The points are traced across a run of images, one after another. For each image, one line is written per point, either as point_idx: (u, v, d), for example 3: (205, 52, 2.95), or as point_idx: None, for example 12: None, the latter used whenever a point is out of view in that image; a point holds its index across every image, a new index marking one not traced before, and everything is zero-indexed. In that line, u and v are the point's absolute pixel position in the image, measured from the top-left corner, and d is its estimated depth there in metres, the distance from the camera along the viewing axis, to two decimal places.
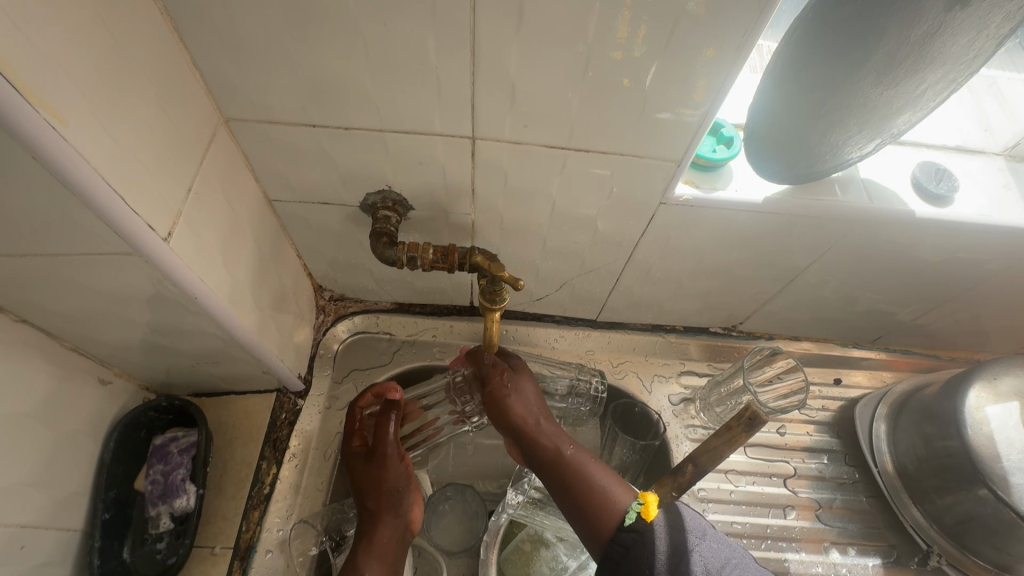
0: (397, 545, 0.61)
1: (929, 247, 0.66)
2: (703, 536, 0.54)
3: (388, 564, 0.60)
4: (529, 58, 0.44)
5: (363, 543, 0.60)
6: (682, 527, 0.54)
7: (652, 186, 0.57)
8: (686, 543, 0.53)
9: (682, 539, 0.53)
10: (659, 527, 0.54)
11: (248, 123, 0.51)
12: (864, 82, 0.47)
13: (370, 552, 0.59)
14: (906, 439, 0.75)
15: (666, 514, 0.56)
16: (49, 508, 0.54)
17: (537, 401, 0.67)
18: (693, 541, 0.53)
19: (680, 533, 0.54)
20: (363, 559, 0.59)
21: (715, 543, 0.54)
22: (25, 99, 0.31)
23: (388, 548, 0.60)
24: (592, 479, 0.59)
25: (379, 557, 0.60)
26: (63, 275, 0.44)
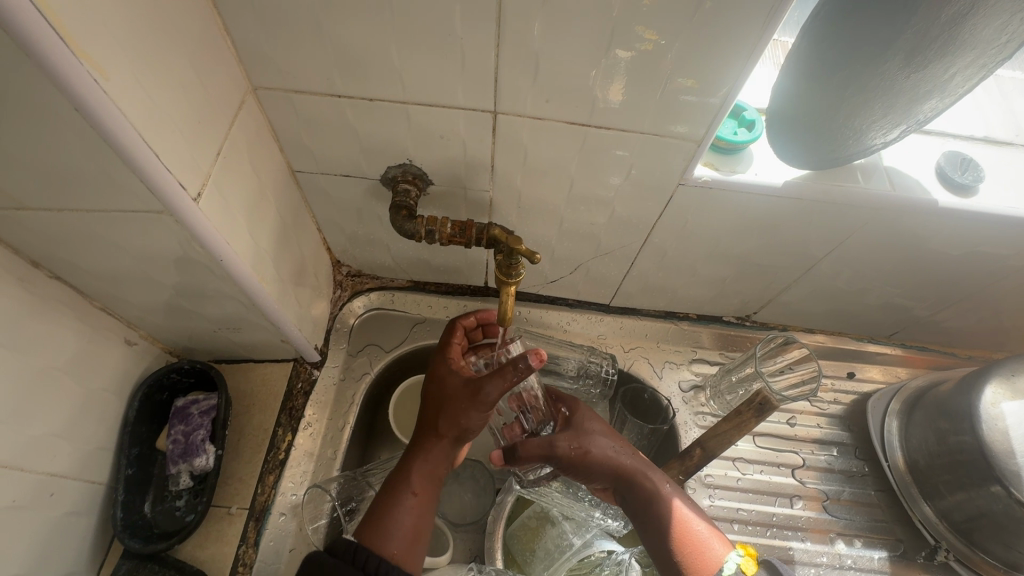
0: (442, 471, 0.60)
1: (945, 241, 0.66)
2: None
3: (432, 486, 0.58)
4: (553, 32, 0.45)
5: (413, 459, 0.59)
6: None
7: (672, 167, 0.57)
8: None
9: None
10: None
11: (276, 92, 0.52)
12: (891, 65, 0.46)
13: (418, 469, 0.58)
14: (918, 435, 0.74)
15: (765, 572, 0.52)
16: (77, 460, 0.56)
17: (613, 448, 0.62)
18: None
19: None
20: (412, 474, 0.57)
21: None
22: (71, 52, 0.32)
23: (436, 470, 0.59)
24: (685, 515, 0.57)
25: (426, 476, 0.58)
26: (98, 232, 0.46)
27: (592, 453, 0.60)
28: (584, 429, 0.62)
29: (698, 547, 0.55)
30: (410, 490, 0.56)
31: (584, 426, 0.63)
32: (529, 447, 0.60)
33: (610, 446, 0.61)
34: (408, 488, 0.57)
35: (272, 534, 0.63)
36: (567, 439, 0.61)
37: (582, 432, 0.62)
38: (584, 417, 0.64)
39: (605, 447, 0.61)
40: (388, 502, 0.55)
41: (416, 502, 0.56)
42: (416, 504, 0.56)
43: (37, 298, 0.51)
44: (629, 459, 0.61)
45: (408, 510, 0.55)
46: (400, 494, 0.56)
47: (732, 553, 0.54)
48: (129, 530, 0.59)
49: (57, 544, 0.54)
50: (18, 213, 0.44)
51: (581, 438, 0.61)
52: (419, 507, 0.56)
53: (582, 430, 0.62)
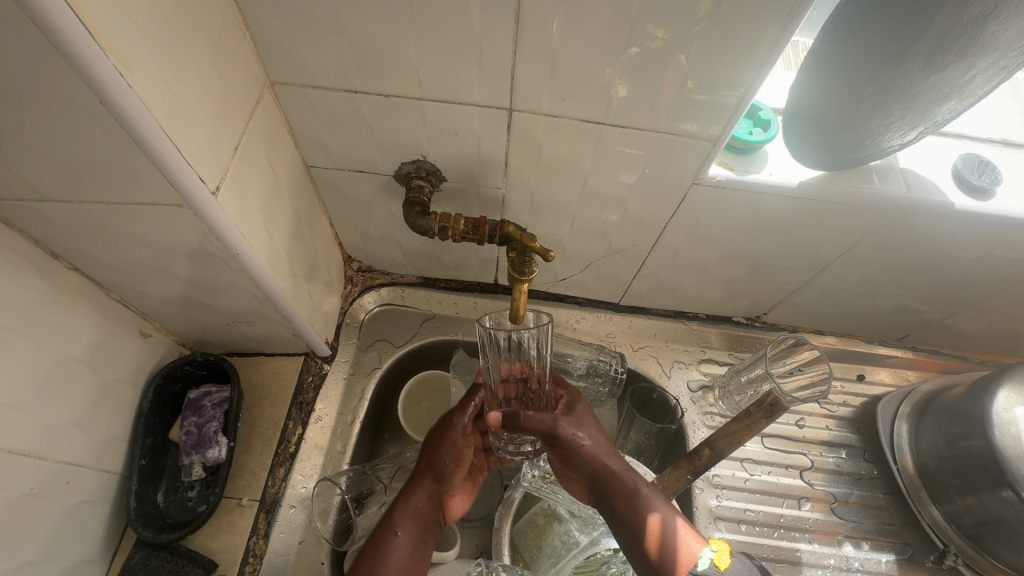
0: (428, 516, 0.63)
1: (959, 244, 0.65)
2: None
3: (419, 529, 0.61)
4: (571, 30, 0.45)
5: (400, 503, 0.62)
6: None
7: (686, 166, 0.57)
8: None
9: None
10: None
11: (293, 88, 0.53)
12: (910, 67, 0.46)
13: (404, 512, 0.62)
14: (928, 438, 0.74)
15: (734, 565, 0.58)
16: (93, 449, 0.57)
17: (604, 444, 0.62)
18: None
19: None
20: (397, 517, 0.61)
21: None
22: (99, 46, 0.32)
23: (421, 515, 0.62)
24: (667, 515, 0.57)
25: (411, 519, 0.61)
26: (118, 224, 0.47)
27: (587, 443, 0.60)
28: (581, 421, 0.63)
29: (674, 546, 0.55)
30: (395, 532, 0.59)
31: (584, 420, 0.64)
32: (531, 420, 0.59)
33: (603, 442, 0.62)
34: (393, 530, 0.60)
35: (282, 526, 0.64)
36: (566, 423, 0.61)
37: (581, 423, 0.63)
38: (583, 414, 0.65)
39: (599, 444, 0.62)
40: (377, 545, 0.58)
41: (402, 544, 0.59)
42: (403, 546, 0.59)
43: (55, 288, 0.51)
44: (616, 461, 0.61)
45: (396, 551, 0.58)
46: (385, 536, 0.59)
47: (706, 551, 0.55)
48: (142, 519, 0.60)
49: (73, 532, 0.55)
50: (40, 204, 0.44)
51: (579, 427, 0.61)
52: (407, 550, 0.59)
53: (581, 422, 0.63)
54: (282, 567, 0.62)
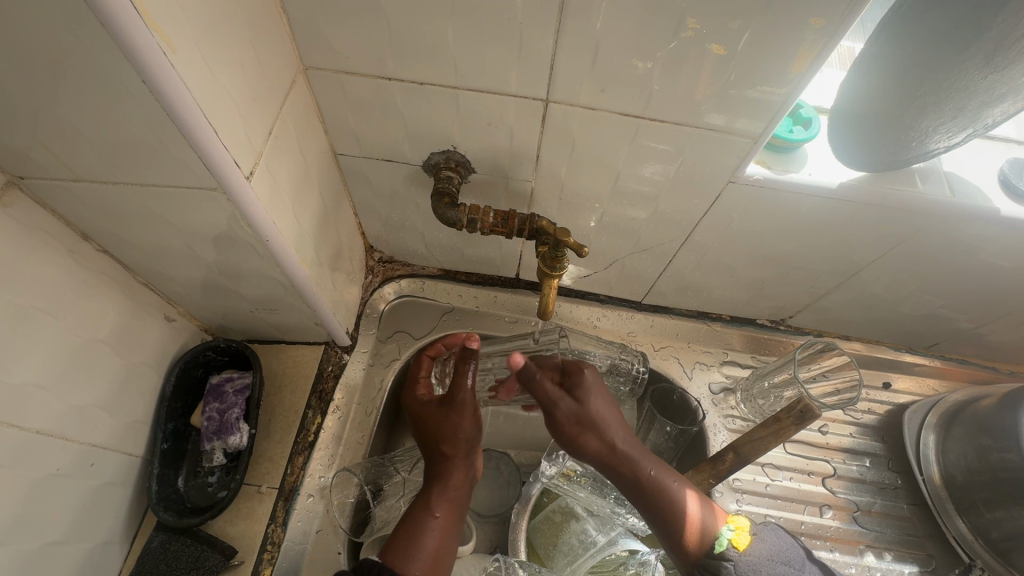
0: (464, 495, 0.59)
1: (998, 252, 0.63)
2: (795, 566, 0.51)
3: (456, 510, 0.58)
4: (616, 21, 0.43)
5: (438, 485, 0.58)
6: (772, 556, 0.52)
7: (724, 163, 0.55)
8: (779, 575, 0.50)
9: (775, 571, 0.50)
10: (750, 559, 0.52)
11: (326, 73, 0.52)
12: (967, 65, 0.44)
13: (443, 495, 0.58)
14: (956, 449, 0.73)
15: (756, 541, 0.53)
16: (117, 432, 0.57)
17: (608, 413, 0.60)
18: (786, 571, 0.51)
19: (771, 563, 0.51)
20: (436, 499, 0.57)
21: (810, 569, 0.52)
22: (144, 22, 0.32)
23: (458, 495, 0.59)
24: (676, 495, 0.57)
25: (449, 499, 0.58)
26: (149, 207, 0.46)
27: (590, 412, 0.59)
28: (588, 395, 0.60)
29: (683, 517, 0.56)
30: (434, 513, 0.56)
31: (585, 392, 0.59)
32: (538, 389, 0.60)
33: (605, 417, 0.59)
34: (432, 513, 0.56)
35: (300, 514, 0.64)
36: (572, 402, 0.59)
37: (585, 398, 0.59)
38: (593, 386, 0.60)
39: (603, 421, 0.59)
40: (411, 526, 0.55)
41: (438, 527, 0.56)
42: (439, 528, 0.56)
43: (84, 270, 0.51)
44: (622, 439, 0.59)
45: (433, 532, 0.55)
46: (423, 517, 0.56)
47: (724, 527, 0.54)
48: (164, 503, 0.60)
49: (95, 514, 0.55)
50: (74, 184, 0.44)
51: (579, 407, 0.59)
52: (442, 532, 0.56)
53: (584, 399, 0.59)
54: (301, 556, 0.62)
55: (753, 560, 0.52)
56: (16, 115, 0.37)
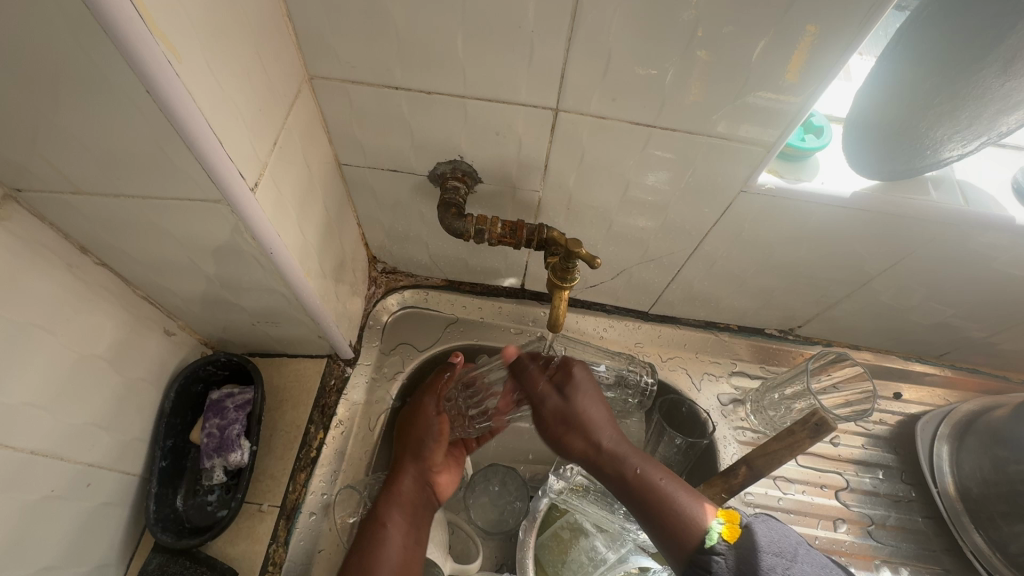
0: (417, 504, 0.65)
1: (1012, 261, 0.62)
2: (793, 560, 0.45)
3: (408, 516, 0.63)
4: (630, 26, 0.42)
5: (386, 494, 0.64)
6: (766, 547, 0.46)
7: (735, 173, 0.55)
8: (772, 570, 0.44)
9: (768, 565, 0.45)
10: (742, 551, 0.46)
11: (332, 82, 0.51)
12: (985, 74, 0.44)
13: (391, 503, 0.63)
14: (971, 461, 0.72)
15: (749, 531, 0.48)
16: (114, 450, 0.55)
17: (603, 411, 0.62)
18: (781, 566, 0.45)
19: (764, 556, 0.45)
20: (384, 508, 0.63)
21: (810, 567, 0.45)
22: (150, 31, 0.31)
23: (410, 503, 0.64)
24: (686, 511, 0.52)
25: (400, 508, 0.63)
26: (150, 219, 0.45)
27: (577, 410, 0.61)
28: (578, 389, 0.62)
29: (679, 526, 0.52)
30: (385, 523, 0.61)
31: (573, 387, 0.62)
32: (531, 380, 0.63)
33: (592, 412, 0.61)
34: (381, 523, 0.61)
35: (302, 533, 0.62)
36: (558, 397, 0.62)
37: (574, 397, 0.62)
38: (583, 385, 0.62)
39: (590, 420, 0.61)
40: (369, 539, 0.60)
41: (392, 536, 0.60)
42: (394, 538, 0.60)
43: (84, 284, 0.50)
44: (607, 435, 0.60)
45: (389, 542, 0.60)
46: (376, 529, 0.61)
47: (715, 520, 0.50)
48: (161, 524, 0.58)
49: (90, 536, 0.53)
50: (73, 197, 0.43)
51: (557, 412, 0.62)
52: (399, 541, 0.60)
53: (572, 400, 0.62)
54: None
55: (744, 551, 0.46)
56: (13, 125, 0.36)
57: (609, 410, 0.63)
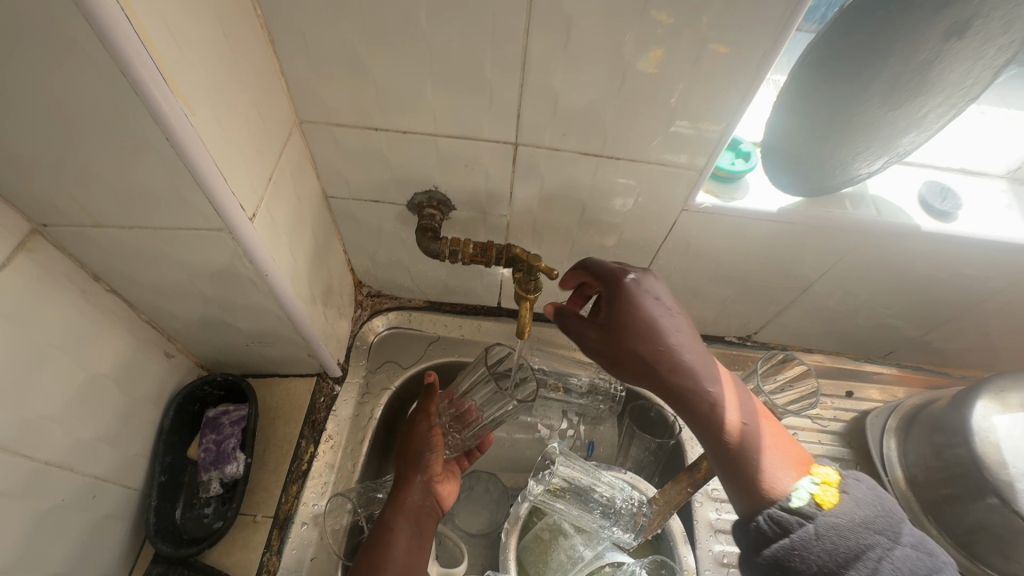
0: (422, 509, 0.66)
1: (929, 264, 0.70)
2: (895, 541, 0.44)
3: (414, 522, 0.64)
4: (572, 73, 0.50)
5: (391, 504, 0.66)
6: (867, 524, 0.44)
7: (675, 193, 0.62)
8: (873, 548, 0.43)
9: (869, 544, 0.43)
10: (836, 521, 0.44)
11: (319, 125, 0.58)
12: (869, 103, 0.53)
13: (398, 510, 0.65)
14: (915, 450, 0.79)
15: (848, 501, 0.46)
16: (117, 465, 0.59)
17: (670, 334, 0.50)
18: (881, 546, 0.44)
19: (866, 531, 0.44)
20: (391, 515, 0.64)
21: (913, 551, 0.44)
22: (171, 91, 0.38)
23: (415, 509, 0.66)
24: (771, 471, 0.48)
25: (405, 514, 0.65)
26: (159, 247, 0.51)
27: (637, 347, 0.50)
28: (633, 321, 0.50)
29: (762, 482, 0.47)
30: (391, 528, 0.63)
31: (633, 300, 0.51)
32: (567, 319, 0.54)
33: (675, 331, 0.50)
34: (389, 528, 0.63)
35: (294, 542, 0.66)
36: (602, 333, 0.52)
37: (625, 326, 0.50)
38: (641, 315, 0.50)
39: (653, 352, 0.49)
40: (376, 544, 0.61)
41: (399, 539, 0.62)
42: (400, 540, 0.62)
43: (95, 309, 0.55)
44: (684, 360, 0.50)
45: (396, 544, 0.61)
46: (382, 535, 0.62)
47: (803, 482, 0.47)
48: (161, 535, 0.61)
49: (93, 547, 0.57)
50: (92, 230, 0.49)
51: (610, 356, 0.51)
52: (405, 544, 0.62)
53: (623, 324, 0.50)
54: None
55: (840, 521, 0.45)
56: (47, 169, 0.42)
57: (680, 329, 0.51)
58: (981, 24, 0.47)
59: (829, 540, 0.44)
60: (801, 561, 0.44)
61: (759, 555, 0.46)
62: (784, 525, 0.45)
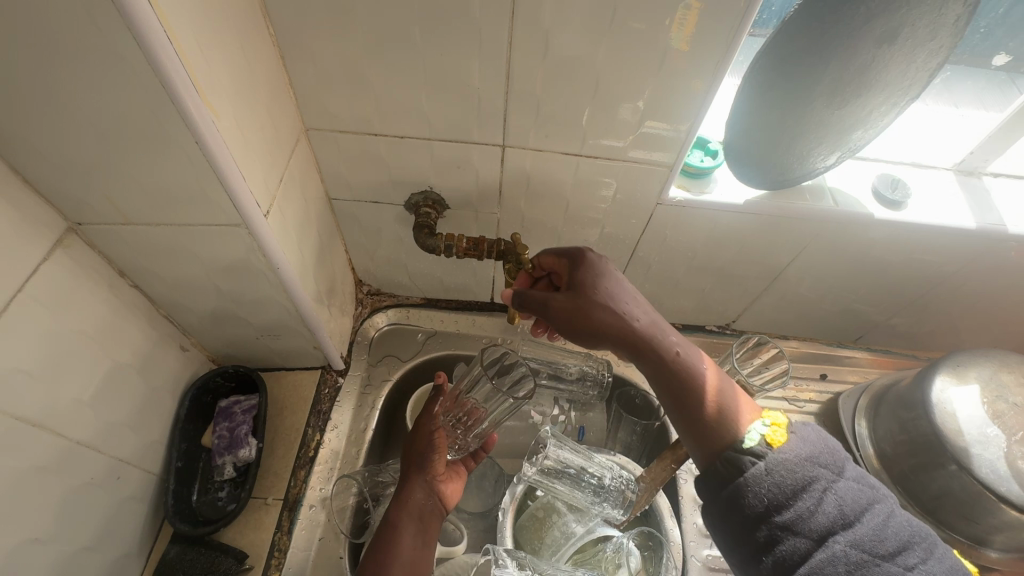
0: (426, 507, 0.68)
1: (886, 250, 0.76)
2: (838, 474, 0.49)
3: (418, 520, 0.66)
4: (551, 80, 0.56)
5: (397, 503, 0.67)
6: (812, 458, 0.49)
7: (649, 189, 0.68)
8: (818, 479, 0.48)
9: (814, 476, 0.48)
10: (786, 457, 0.49)
11: (323, 132, 0.64)
12: (817, 104, 0.59)
13: (403, 508, 0.66)
14: (884, 425, 0.83)
15: (796, 440, 0.50)
16: (138, 449, 0.63)
17: (624, 298, 0.58)
18: (825, 477, 0.48)
19: (811, 465, 0.48)
20: (396, 513, 0.66)
21: (855, 483, 0.49)
22: (202, 102, 0.43)
23: (419, 507, 0.67)
24: (723, 411, 0.53)
25: (409, 512, 0.66)
26: (181, 244, 0.56)
27: (596, 309, 0.57)
28: (593, 287, 0.58)
29: (718, 421, 0.53)
30: (396, 526, 0.64)
31: (590, 270, 0.60)
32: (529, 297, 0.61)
33: (627, 297, 0.58)
34: (395, 526, 0.64)
35: (304, 522, 0.70)
36: (566, 298, 0.58)
37: (584, 291, 0.58)
38: (599, 281, 0.59)
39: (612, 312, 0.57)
40: (382, 541, 0.63)
41: (404, 537, 0.63)
42: (406, 537, 0.63)
43: (120, 302, 0.60)
44: (639, 319, 0.57)
45: (401, 541, 0.63)
46: (388, 532, 0.64)
47: (755, 424, 0.52)
48: (179, 516, 0.65)
49: (117, 525, 0.61)
50: (120, 227, 0.54)
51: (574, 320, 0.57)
52: (410, 541, 0.63)
53: (585, 290, 0.58)
54: (305, 561, 0.67)
55: (790, 458, 0.49)
56: (85, 172, 0.48)
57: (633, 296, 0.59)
58: (908, 33, 0.53)
59: (778, 474, 0.48)
60: (750, 496, 0.48)
61: (718, 497, 0.50)
62: (741, 465, 0.50)
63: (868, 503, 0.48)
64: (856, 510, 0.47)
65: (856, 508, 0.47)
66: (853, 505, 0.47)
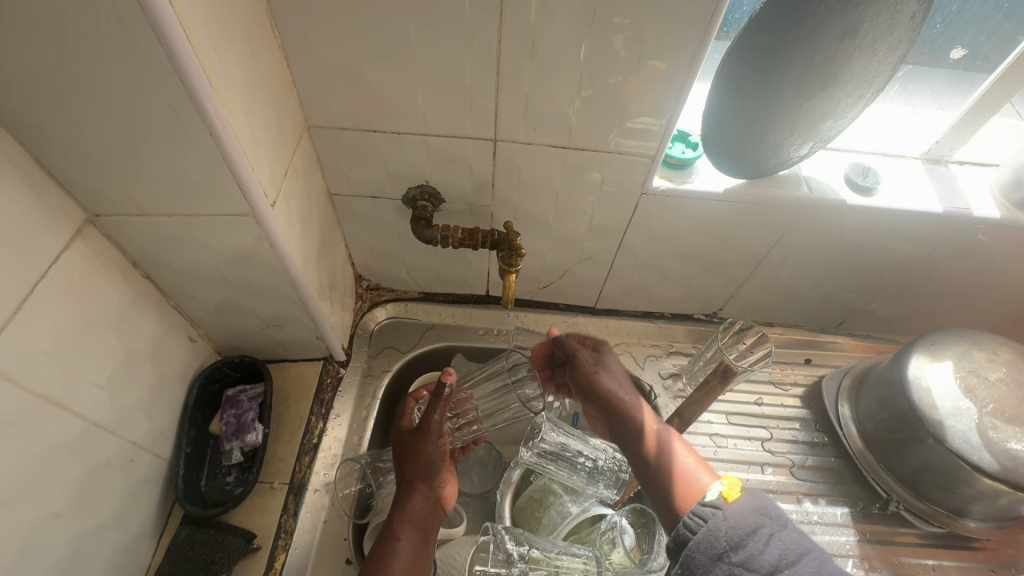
0: (426, 516, 0.68)
1: (860, 235, 0.81)
2: (784, 524, 0.51)
3: (418, 531, 0.66)
4: (538, 77, 0.60)
5: (398, 508, 0.68)
6: (760, 508, 0.52)
7: (634, 179, 0.72)
8: (761, 527, 0.50)
9: (758, 523, 0.50)
10: (734, 507, 0.52)
11: (325, 129, 0.67)
12: (786, 96, 0.64)
13: (404, 517, 0.67)
14: (865, 405, 0.86)
15: (747, 495, 0.53)
16: (150, 434, 0.66)
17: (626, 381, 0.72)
18: (768, 525, 0.50)
19: (757, 514, 0.51)
20: (398, 522, 0.66)
21: (800, 534, 0.51)
22: (215, 96, 0.47)
23: (419, 517, 0.67)
24: (689, 472, 0.60)
25: (411, 521, 0.67)
26: (192, 235, 0.59)
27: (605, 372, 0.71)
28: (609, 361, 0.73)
29: (685, 478, 0.59)
30: (397, 536, 0.65)
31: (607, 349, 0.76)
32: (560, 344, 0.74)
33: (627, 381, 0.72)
34: (396, 536, 0.65)
35: (309, 505, 0.72)
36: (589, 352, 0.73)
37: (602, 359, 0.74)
38: (610, 359, 0.74)
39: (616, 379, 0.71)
40: (382, 550, 0.64)
41: (404, 549, 0.64)
42: (405, 548, 0.64)
43: (133, 292, 0.63)
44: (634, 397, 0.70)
45: (401, 552, 0.63)
46: (389, 541, 0.64)
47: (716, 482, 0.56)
48: (188, 499, 0.68)
49: (131, 507, 0.64)
50: (135, 219, 0.57)
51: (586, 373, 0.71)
52: (410, 552, 0.64)
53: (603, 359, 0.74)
54: (310, 541, 0.70)
55: (739, 509, 0.52)
56: (104, 165, 0.51)
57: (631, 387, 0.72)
58: (867, 29, 0.58)
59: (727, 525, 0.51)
60: (702, 545, 0.51)
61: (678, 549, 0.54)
62: (702, 516, 0.53)
63: (812, 552, 0.49)
64: (795, 556, 0.48)
65: (801, 551, 0.49)
66: (793, 552, 0.48)
